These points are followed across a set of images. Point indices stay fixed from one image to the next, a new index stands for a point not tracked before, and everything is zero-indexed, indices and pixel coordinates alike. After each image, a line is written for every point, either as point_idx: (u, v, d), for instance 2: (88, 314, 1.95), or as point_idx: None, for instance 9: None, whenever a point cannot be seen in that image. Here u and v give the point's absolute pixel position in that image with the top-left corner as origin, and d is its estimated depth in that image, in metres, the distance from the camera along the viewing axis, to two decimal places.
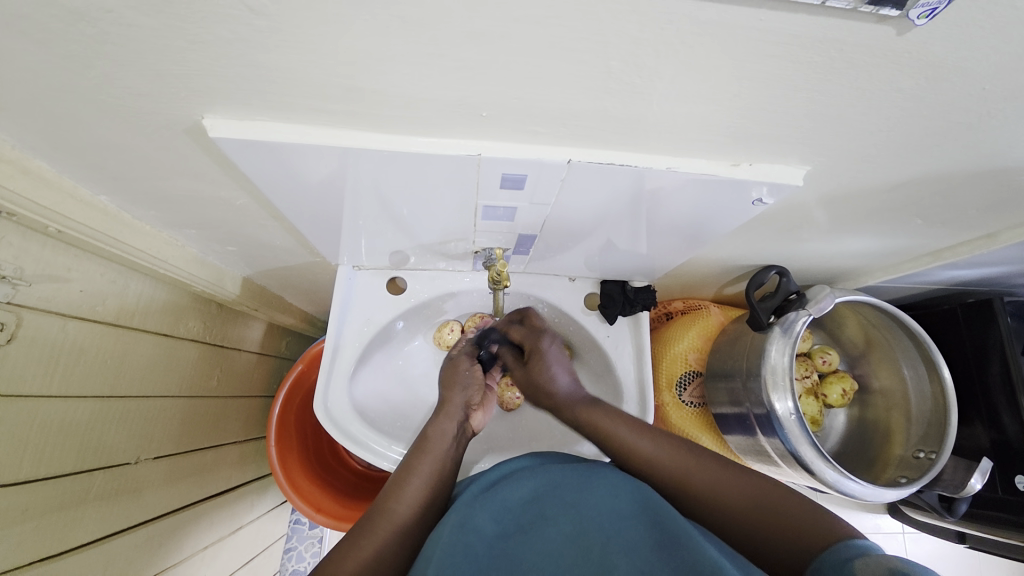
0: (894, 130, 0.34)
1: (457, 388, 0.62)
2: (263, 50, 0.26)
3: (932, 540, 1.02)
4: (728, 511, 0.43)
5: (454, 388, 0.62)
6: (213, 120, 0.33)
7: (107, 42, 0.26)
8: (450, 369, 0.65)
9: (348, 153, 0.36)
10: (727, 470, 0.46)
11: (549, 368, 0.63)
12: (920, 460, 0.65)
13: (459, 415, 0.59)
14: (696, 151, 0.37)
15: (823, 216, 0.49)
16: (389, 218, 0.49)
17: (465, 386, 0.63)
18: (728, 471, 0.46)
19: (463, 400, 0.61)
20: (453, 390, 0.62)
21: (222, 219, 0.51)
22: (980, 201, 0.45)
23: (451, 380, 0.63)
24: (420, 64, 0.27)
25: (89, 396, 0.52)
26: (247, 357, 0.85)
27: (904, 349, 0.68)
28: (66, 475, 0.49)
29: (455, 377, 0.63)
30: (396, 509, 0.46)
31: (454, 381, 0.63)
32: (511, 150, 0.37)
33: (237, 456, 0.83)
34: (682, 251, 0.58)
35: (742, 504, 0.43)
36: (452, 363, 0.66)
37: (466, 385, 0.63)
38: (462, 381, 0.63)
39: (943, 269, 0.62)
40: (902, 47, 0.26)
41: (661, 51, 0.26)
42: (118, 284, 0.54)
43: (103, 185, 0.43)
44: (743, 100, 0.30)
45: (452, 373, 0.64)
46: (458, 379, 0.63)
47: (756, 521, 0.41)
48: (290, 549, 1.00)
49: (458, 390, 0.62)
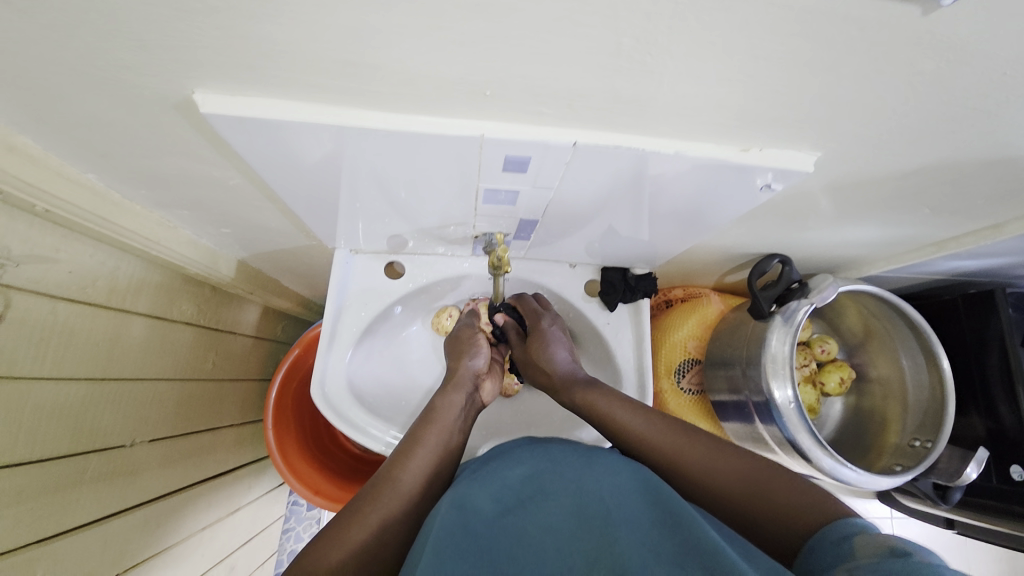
0: (908, 115, 0.33)
1: (465, 357, 0.60)
2: (254, 21, 0.25)
3: (919, 524, 1.04)
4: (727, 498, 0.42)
5: (462, 357, 0.61)
6: (203, 96, 0.32)
7: (91, 11, 0.24)
8: (454, 341, 0.64)
9: (347, 132, 0.34)
10: (724, 454, 0.45)
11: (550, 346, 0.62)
12: (916, 448, 0.66)
13: (468, 386, 0.58)
14: (705, 135, 0.36)
15: (829, 205, 0.49)
16: (389, 200, 0.48)
17: (474, 356, 0.61)
18: (725, 452, 0.45)
19: (471, 369, 0.60)
20: (460, 359, 0.60)
21: (216, 199, 0.49)
22: (991, 190, 0.44)
23: (460, 350, 0.62)
24: (423, 39, 0.26)
25: (81, 378, 0.51)
26: (242, 340, 0.84)
27: (903, 339, 0.68)
28: (61, 457, 0.48)
29: (463, 347, 0.61)
30: (401, 477, 0.46)
31: (464, 348, 0.61)
32: (514, 130, 0.35)
33: (232, 439, 0.82)
34: (685, 238, 0.57)
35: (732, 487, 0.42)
36: (455, 334, 0.65)
37: (475, 353, 0.61)
38: (473, 348, 0.61)
39: (946, 260, 0.62)
40: (926, 27, 0.25)
41: (673, 29, 0.25)
42: (108, 265, 0.53)
43: (90, 163, 0.41)
44: (760, 83, 0.29)
45: (457, 345, 0.62)
46: (465, 348, 0.61)
47: (733, 500, 0.42)
48: (288, 529, 1.01)
49: (465, 360, 0.60)
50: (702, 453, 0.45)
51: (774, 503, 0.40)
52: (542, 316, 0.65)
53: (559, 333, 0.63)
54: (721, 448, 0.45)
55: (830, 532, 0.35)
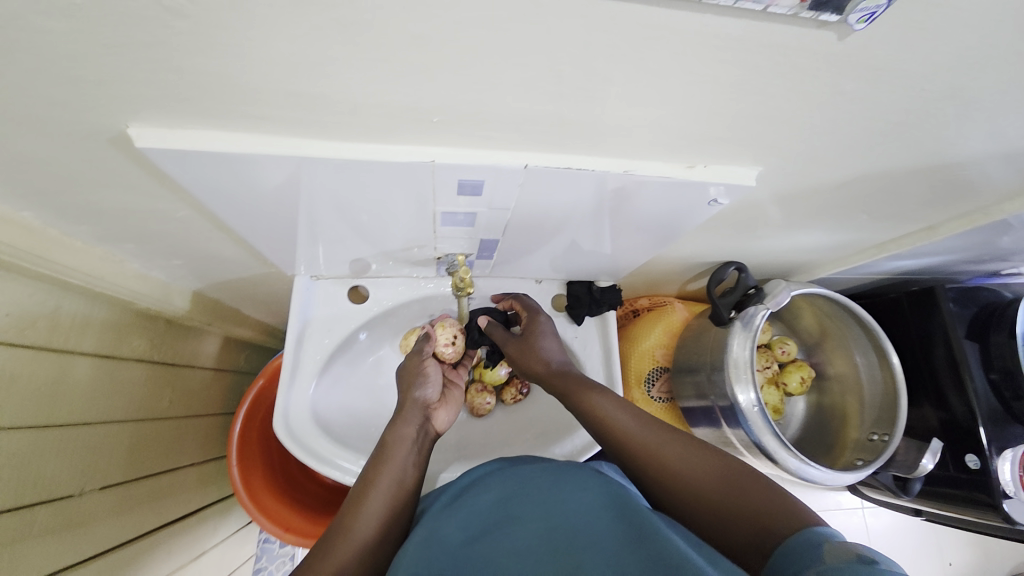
0: (838, 130, 0.35)
1: (414, 389, 0.58)
2: (191, 55, 0.25)
3: (888, 513, 1.07)
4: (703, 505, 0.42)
5: (411, 387, 0.58)
6: (140, 129, 0.31)
7: (13, 50, 0.24)
8: (401, 371, 0.61)
9: (301, 162, 0.34)
10: (705, 455, 0.45)
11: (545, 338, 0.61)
12: (874, 442, 0.68)
13: (417, 417, 0.56)
14: (653, 153, 0.37)
15: (777, 214, 0.51)
16: (348, 226, 0.47)
17: (422, 386, 0.58)
18: (701, 450, 0.46)
19: (420, 401, 0.57)
20: (409, 391, 0.58)
21: (165, 232, 0.48)
22: (921, 195, 0.47)
23: (407, 381, 0.59)
24: (368, 70, 0.26)
25: (23, 427, 0.47)
26: (202, 374, 0.81)
27: (856, 337, 0.71)
28: (6, 511, 0.45)
29: (410, 377, 0.59)
30: (354, 524, 0.45)
31: (411, 379, 0.59)
32: (467, 155, 0.36)
33: (194, 479, 0.79)
34: (645, 250, 0.58)
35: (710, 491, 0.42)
36: (403, 364, 0.62)
37: (423, 383, 0.59)
38: (421, 377, 0.59)
39: (888, 260, 0.65)
40: (843, 50, 0.27)
41: (610, 56, 0.26)
42: (49, 304, 0.50)
43: (23, 201, 0.39)
44: (699, 105, 0.30)
45: (404, 376, 0.60)
46: (412, 379, 0.59)
47: (709, 506, 0.42)
48: (260, 569, 0.96)
49: (414, 392, 0.58)
50: (684, 457, 0.45)
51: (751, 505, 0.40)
52: (538, 312, 0.63)
53: (553, 329, 0.63)
54: (701, 451, 0.46)
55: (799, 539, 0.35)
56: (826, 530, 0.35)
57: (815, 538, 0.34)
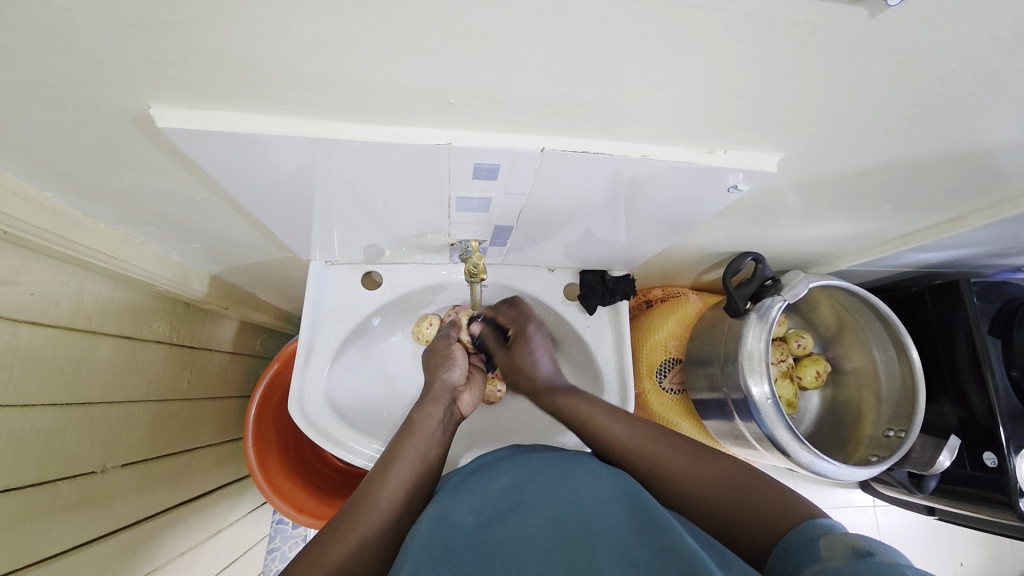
0: (864, 114, 0.33)
1: (442, 371, 0.60)
2: (211, 34, 0.25)
3: (901, 511, 1.06)
4: (709, 506, 0.42)
5: (439, 370, 0.60)
6: (160, 110, 0.31)
7: (37, 28, 0.24)
8: (429, 354, 0.63)
9: (318, 143, 0.34)
10: (708, 462, 0.45)
11: (534, 353, 0.63)
12: (890, 438, 0.67)
13: (445, 398, 0.58)
14: (672, 138, 0.37)
15: (797, 203, 0.50)
16: (363, 211, 0.47)
17: (450, 368, 0.60)
18: (704, 457, 0.45)
19: (448, 383, 0.59)
20: (437, 372, 0.60)
21: (184, 214, 0.48)
22: (949, 184, 0.46)
23: (436, 363, 0.61)
24: (384, 49, 0.26)
25: (47, 404, 0.49)
26: (219, 357, 0.82)
27: (874, 331, 0.70)
28: (29, 485, 0.47)
29: (439, 359, 0.61)
30: (380, 494, 0.45)
31: (439, 361, 0.61)
32: (483, 138, 0.36)
33: (211, 459, 0.80)
34: (661, 240, 0.58)
35: (713, 493, 0.42)
36: (431, 348, 0.64)
37: (451, 365, 0.61)
38: (449, 360, 0.61)
39: (911, 253, 0.64)
40: (874, 29, 0.26)
41: (631, 35, 0.25)
42: (72, 285, 0.51)
43: (47, 181, 0.40)
44: (721, 87, 0.30)
45: (433, 358, 0.62)
46: (441, 361, 0.61)
47: (714, 505, 0.42)
48: (274, 548, 0.98)
49: (442, 373, 0.60)
50: (686, 462, 0.45)
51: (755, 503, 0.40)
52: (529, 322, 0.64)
53: (545, 339, 0.64)
54: (705, 457, 0.45)
55: (800, 533, 0.35)
56: (829, 522, 0.35)
57: (815, 531, 0.34)
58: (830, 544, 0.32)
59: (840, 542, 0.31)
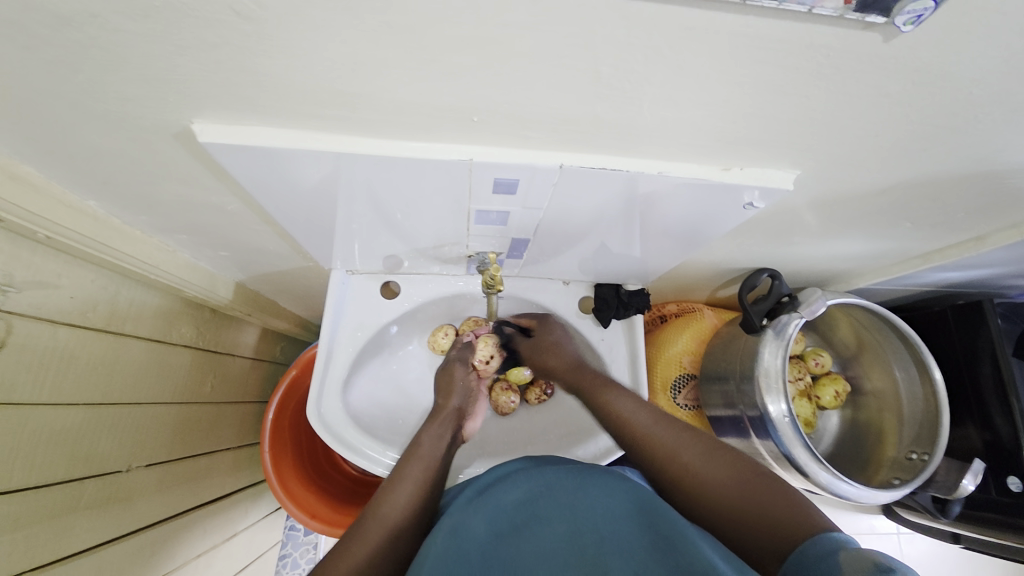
0: (879, 134, 0.34)
1: (452, 396, 0.64)
2: (253, 56, 0.26)
3: (926, 540, 1.02)
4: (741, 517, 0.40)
5: (450, 396, 0.65)
6: (202, 125, 0.33)
7: (96, 48, 0.26)
8: (444, 376, 0.67)
9: (342, 157, 0.36)
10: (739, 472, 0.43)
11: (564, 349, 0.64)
12: (913, 461, 0.66)
13: (451, 423, 0.61)
14: (688, 156, 0.38)
15: (814, 220, 0.50)
16: (385, 222, 0.49)
17: (461, 395, 0.65)
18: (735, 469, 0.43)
19: (456, 409, 0.64)
20: (448, 398, 0.64)
21: (214, 224, 0.50)
22: (970, 203, 0.45)
23: (448, 387, 0.66)
24: (411, 69, 0.27)
25: (81, 403, 0.51)
26: (241, 363, 0.84)
27: (896, 350, 0.69)
28: (57, 483, 0.48)
29: (451, 386, 0.65)
30: (386, 513, 0.46)
31: (451, 387, 0.65)
32: (503, 154, 0.37)
33: (229, 462, 0.82)
34: (676, 255, 0.58)
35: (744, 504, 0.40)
36: (446, 368, 0.68)
37: (462, 392, 0.65)
38: (459, 389, 0.65)
39: (933, 272, 0.63)
40: (887, 52, 0.26)
41: (649, 57, 0.26)
42: (109, 289, 0.53)
43: (92, 190, 0.43)
44: (737, 107, 0.30)
45: (446, 381, 0.66)
46: (454, 387, 0.65)
47: (741, 515, 0.40)
48: (285, 555, 0.99)
49: (453, 399, 0.64)
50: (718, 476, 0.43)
51: (759, 500, 0.40)
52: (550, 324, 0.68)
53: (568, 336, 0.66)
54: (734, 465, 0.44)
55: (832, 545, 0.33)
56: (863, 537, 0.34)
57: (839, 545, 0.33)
58: (849, 558, 0.31)
59: (857, 557, 0.31)
